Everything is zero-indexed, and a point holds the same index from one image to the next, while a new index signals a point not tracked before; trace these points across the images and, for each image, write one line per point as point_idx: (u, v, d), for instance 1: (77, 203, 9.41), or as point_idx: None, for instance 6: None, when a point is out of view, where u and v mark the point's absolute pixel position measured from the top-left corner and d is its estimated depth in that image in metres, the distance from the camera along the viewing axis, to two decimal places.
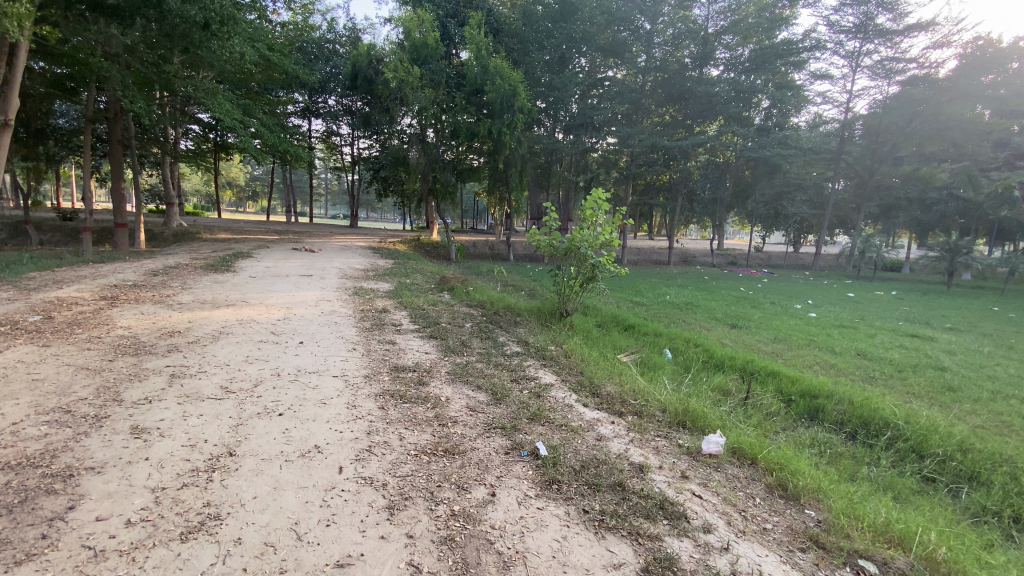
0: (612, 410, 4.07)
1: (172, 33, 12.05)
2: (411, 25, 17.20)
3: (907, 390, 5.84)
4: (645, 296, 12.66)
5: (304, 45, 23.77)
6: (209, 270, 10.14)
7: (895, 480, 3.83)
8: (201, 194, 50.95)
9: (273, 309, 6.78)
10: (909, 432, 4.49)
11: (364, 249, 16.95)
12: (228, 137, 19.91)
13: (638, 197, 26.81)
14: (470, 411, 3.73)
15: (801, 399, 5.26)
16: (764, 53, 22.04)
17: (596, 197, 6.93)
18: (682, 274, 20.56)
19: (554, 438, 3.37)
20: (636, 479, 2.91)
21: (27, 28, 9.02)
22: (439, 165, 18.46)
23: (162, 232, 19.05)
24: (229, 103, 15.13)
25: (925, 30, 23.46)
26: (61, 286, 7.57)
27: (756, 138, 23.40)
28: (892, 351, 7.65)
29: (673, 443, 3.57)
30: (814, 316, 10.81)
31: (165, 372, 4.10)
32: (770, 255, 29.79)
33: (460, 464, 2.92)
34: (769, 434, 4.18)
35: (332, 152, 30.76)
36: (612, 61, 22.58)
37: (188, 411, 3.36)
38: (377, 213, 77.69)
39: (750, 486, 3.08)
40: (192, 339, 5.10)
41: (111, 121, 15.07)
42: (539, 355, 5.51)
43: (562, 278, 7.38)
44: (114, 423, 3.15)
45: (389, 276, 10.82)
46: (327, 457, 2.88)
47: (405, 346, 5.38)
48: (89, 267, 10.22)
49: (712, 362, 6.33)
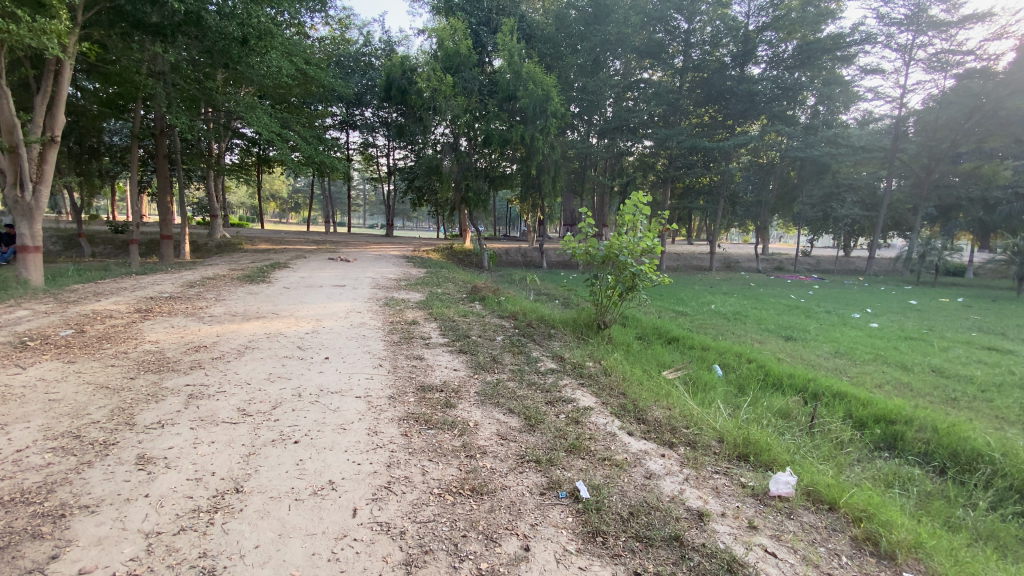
0: (662, 440, 3.63)
1: (212, 48, 12.42)
2: (443, 34, 17.19)
3: (995, 413, 5.07)
4: (689, 305, 12.06)
5: (341, 59, 24.21)
6: (244, 281, 10.20)
7: (1000, 526, 3.17)
8: (246, 206, 53.03)
9: (302, 321, 6.63)
10: (1010, 466, 3.78)
11: (398, 258, 16.91)
12: (269, 151, 20.46)
13: (677, 202, 26.04)
14: (501, 440, 3.36)
15: (876, 425, 4.64)
16: (809, 49, 20.86)
17: (635, 201, 6.42)
18: (725, 281, 19.57)
19: (597, 476, 2.95)
20: (696, 532, 2.48)
21: (70, 46, 9.38)
22: (471, 173, 18.34)
23: (206, 243, 19.62)
24: (267, 116, 15.30)
25: (984, 20, 21.79)
26: (98, 299, 7.66)
27: (803, 137, 22.21)
28: (970, 367, 6.83)
29: (736, 482, 3.11)
30: (875, 326, 9.95)
31: (184, 392, 3.91)
32: (819, 260, 28.28)
33: (488, 508, 2.56)
34: (845, 470, 3.63)
35: (369, 164, 31.25)
36: (648, 63, 22.56)
37: (199, 438, 3.13)
38: (413, 223, 79.03)
39: (833, 540, 2.58)
40: (217, 354, 4.94)
41: (157, 137, 15.56)
42: (575, 373, 5.10)
43: (599, 287, 6.94)
44: (120, 451, 2.94)
45: (421, 285, 10.68)
46: (341, 496, 2.57)
47: (432, 362, 5.06)
48: (131, 279, 10.42)
49: (768, 380, 5.79)
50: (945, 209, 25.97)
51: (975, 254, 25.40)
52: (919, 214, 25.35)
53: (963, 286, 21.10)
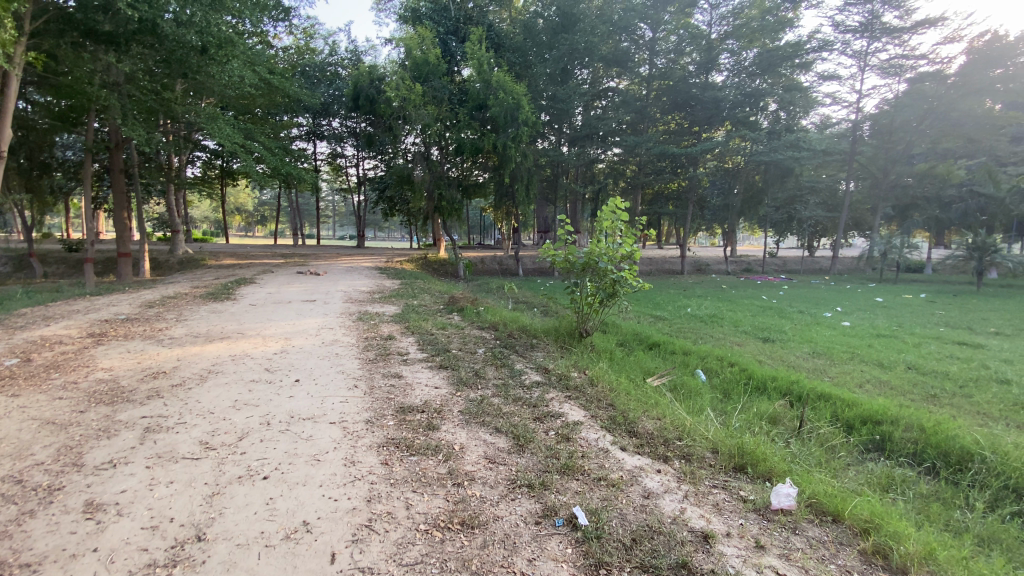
0: (656, 454, 3.49)
1: (169, 58, 11.84)
2: (411, 43, 16.99)
3: (976, 410, 5.12)
4: (666, 309, 12.10)
5: (306, 69, 23.68)
6: (208, 299, 9.70)
7: (999, 527, 3.13)
8: (209, 220, 51.45)
9: (270, 341, 6.27)
10: (1002, 464, 3.77)
11: (371, 270, 16.52)
12: (234, 163, 19.80)
13: (649, 207, 26.40)
14: (489, 464, 3.16)
15: (863, 426, 4.62)
16: (770, 56, 21.47)
17: (613, 207, 6.32)
18: (698, 283, 19.87)
19: (594, 499, 2.78)
20: (703, 556, 2.33)
21: (16, 56, 8.83)
22: (444, 182, 18.18)
23: (167, 260, 18.80)
24: (230, 127, 14.76)
25: (934, 26, 22.89)
26: (48, 324, 7.13)
27: (767, 142, 22.78)
28: (944, 363, 6.95)
29: (736, 496, 2.99)
30: (848, 325, 10.12)
31: (139, 425, 3.57)
32: (786, 261, 29.04)
33: (481, 543, 2.35)
34: (841, 477, 3.55)
35: (338, 175, 30.66)
36: (614, 71, 22.87)
37: (156, 478, 2.82)
38: (385, 233, 78.14)
39: (841, 556, 2.47)
40: (177, 381, 4.57)
41: (113, 151, 14.83)
42: (561, 385, 4.93)
43: (579, 295, 6.80)
44: (65, 499, 2.61)
45: (396, 297, 10.39)
46: (317, 540, 2.31)
47: (412, 381, 4.80)
48: (84, 300, 9.81)
49: (752, 384, 5.76)
50: (902, 209, 27.07)
51: (932, 251, 26.48)
52: (878, 214, 26.32)
53: (922, 283, 21.99)
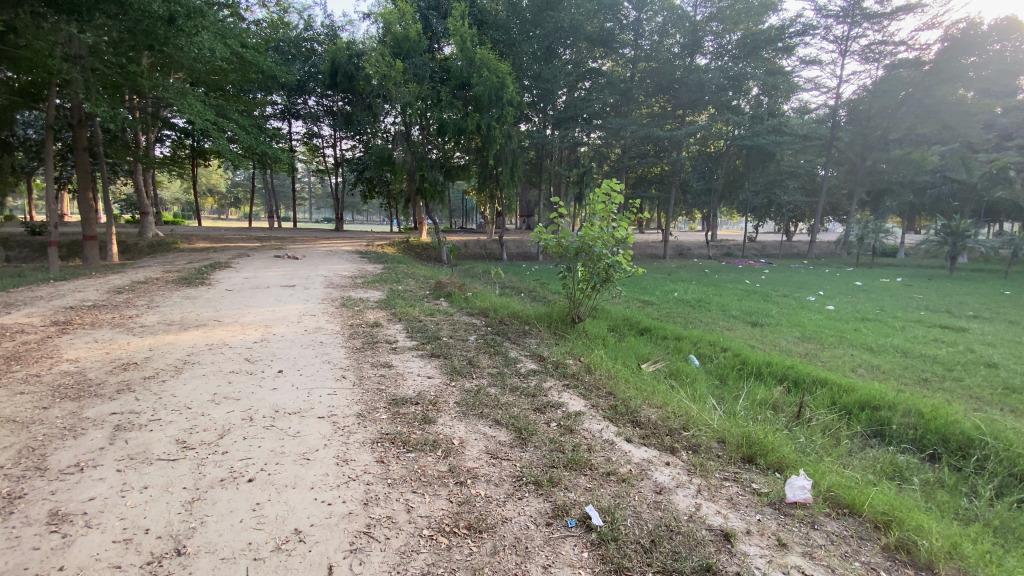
0: (662, 444, 3.37)
1: (134, 28, 10.90)
2: (390, 18, 16.09)
3: (968, 394, 5.15)
4: (654, 294, 12.03)
5: (280, 44, 22.35)
6: (182, 284, 9.21)
7: (1007, 515, 3.09)
8: (179, 201, 49.60)
9: (248, 328, 5.95)
10: (1003, 450, 3.77)
11: (351, 254, 16.05)
12: (205, 142, 18.94)
13: (631, 191, 26.37)
14: (492, 460, 2.98)
15: (861, 411, 4.58)
16: (753, 40, 21.68)
17: (608, 189, 6.09)
18: (680, 268, 19.95)
19: (606, 497, 2.63)
20: (727, 557, 2.21)
21: None
22: (426, 163, 17.60)
23: (135, 244, 17.91)
24: (201, 104, 13.99)
25: (912, 12, 23.07)
26: (8, 311, 6.64)
27: (748, 126, 22.87)
28: (931, 347, 6.99)
29: (749, 489, 2.88)
30: (832, 309, 10.15)
31: (109, 423, 3.28)
32: (765, 245, 29.39)
33: (491, 549, 2.18)
34: (849, 466, 3.48)
35: (315, 155, 29.71)
36: (598, 52, 22.16)
37: (128, 484, 2.57)
38: (365, 215, 76.60)
39: (865, 552, 2.37)
40: (150, 373, 4.26)
41: (75, 127, 13.90)
42: (558, 373, 4.77)
43: (571, 280, 6.62)
44: (27, 508, 2.35)
45: (379, 282, 10.07)
46: (311, 550, 2.11)
47: (403, 370, 4.59)
48: (47, 286, 9.22)
49: (746, 369, 5.70)
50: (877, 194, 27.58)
51: (905, 235, 27.03)
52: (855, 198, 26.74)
53: (897, 267, 22.44)
